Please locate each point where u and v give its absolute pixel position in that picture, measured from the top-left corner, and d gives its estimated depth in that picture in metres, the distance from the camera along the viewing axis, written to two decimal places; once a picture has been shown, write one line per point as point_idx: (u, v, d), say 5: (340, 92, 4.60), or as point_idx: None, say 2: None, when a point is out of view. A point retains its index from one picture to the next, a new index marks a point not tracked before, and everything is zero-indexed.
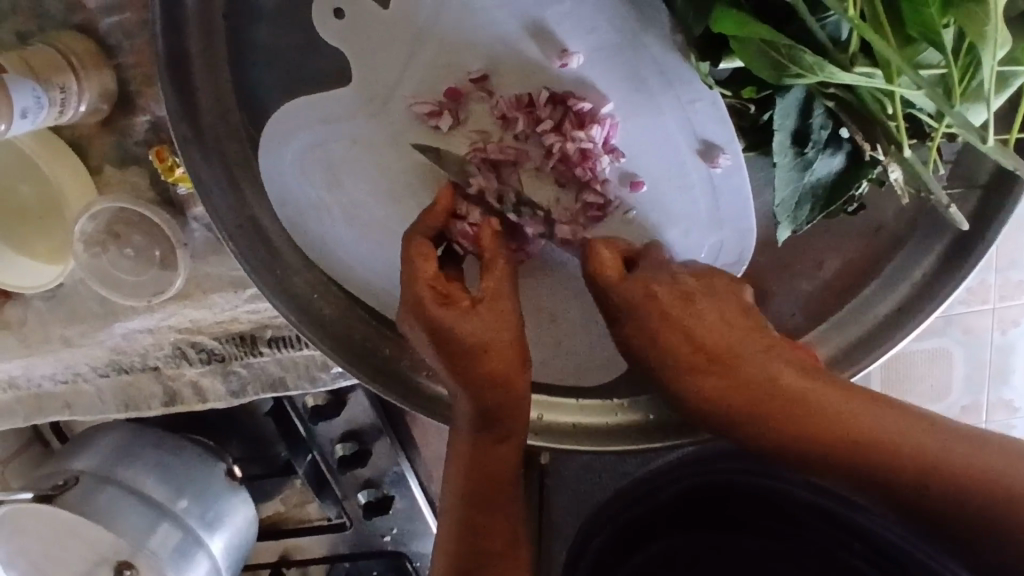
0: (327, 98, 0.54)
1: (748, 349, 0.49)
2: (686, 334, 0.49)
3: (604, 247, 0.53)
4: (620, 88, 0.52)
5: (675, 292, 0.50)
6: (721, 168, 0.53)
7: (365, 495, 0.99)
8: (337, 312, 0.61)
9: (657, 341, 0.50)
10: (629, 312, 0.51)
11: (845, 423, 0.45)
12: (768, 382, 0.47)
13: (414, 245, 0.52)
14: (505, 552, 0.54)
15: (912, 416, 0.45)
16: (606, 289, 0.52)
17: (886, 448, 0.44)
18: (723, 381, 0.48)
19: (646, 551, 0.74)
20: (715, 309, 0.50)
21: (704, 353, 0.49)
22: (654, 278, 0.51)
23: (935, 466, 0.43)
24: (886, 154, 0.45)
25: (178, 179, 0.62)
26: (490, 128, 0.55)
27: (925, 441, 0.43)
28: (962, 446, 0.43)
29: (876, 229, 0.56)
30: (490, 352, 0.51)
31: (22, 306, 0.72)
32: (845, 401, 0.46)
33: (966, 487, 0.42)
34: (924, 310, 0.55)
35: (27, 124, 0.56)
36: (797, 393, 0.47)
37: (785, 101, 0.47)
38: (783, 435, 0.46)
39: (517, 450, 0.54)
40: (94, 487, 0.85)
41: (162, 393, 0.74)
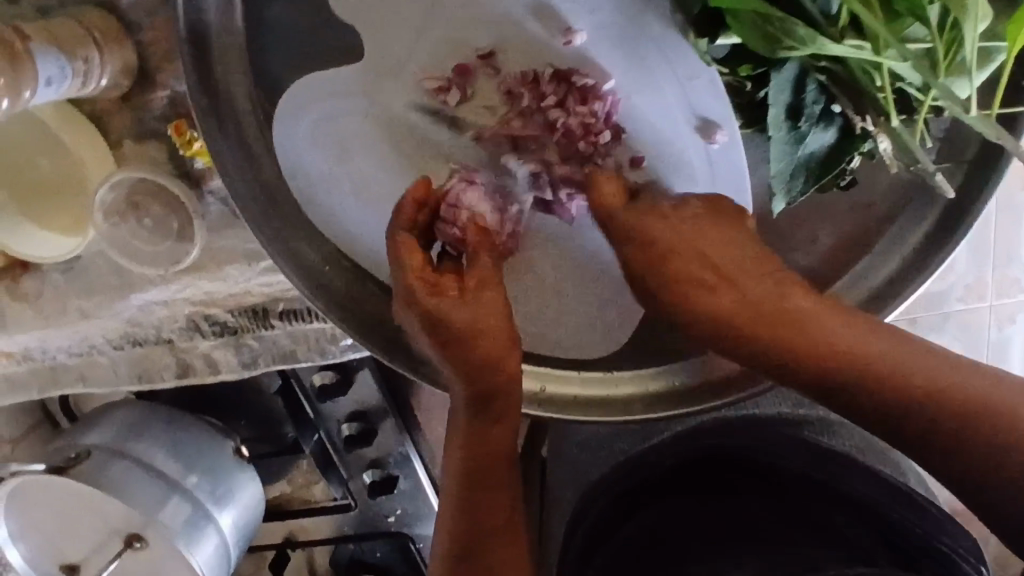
0: (340, 73, 0.57)
1: (760, 275, 0.52)
2: (692, 251, 0.53)
3: (608, 178, 0.55)
4: (621, 66, 0.55)
5: (687, 222, 0.54)
6: (719, 144, 0.55)
7: (371, 475, 1.01)
8: (346, 286, 0.63)
9: (667, 263, 0.53)
10: (640, 235, 0.53)
11: (848, 344, 0.48)
12: (776, 302, 0.51)
13: (404, 238, 0.54)
14: (504, 528, 0.57)
15: (911, 344, 0.48)
16: (611, 214, 0.54)
17: (884, 368, 0.47)
18: (732, 298, 0.52)
19: (635, 522, 0.72)
20: (728, 237, 0.53)
21: (715, 274, 0.52)
22: (664, 203, 0.55)
23: (928, 388, 0.45)
24: (875, 125, 0.47)
25: (196, 153, 0.65)
26: (497, 103, 0.57)
27: (917, 364, 0.46)
28: (960, 375, 0.46)
29: (868, 205, 0.58)
30: (484, 336, 0.54)
31: (39, 278, 0.74)
32: (849, 325, 0.49)
33: (958, 409, 0.45)
34: (913, 282, 0.57)
35: (51, 93, 0.59)
36: (799, 313, 0.50)
37: (780, 75, 0.48)
38: (785, 353, 0.50)
39: (513, 431, 0.57)
40: (105, 461, 0.86)
41: (175, 365, 0.78)
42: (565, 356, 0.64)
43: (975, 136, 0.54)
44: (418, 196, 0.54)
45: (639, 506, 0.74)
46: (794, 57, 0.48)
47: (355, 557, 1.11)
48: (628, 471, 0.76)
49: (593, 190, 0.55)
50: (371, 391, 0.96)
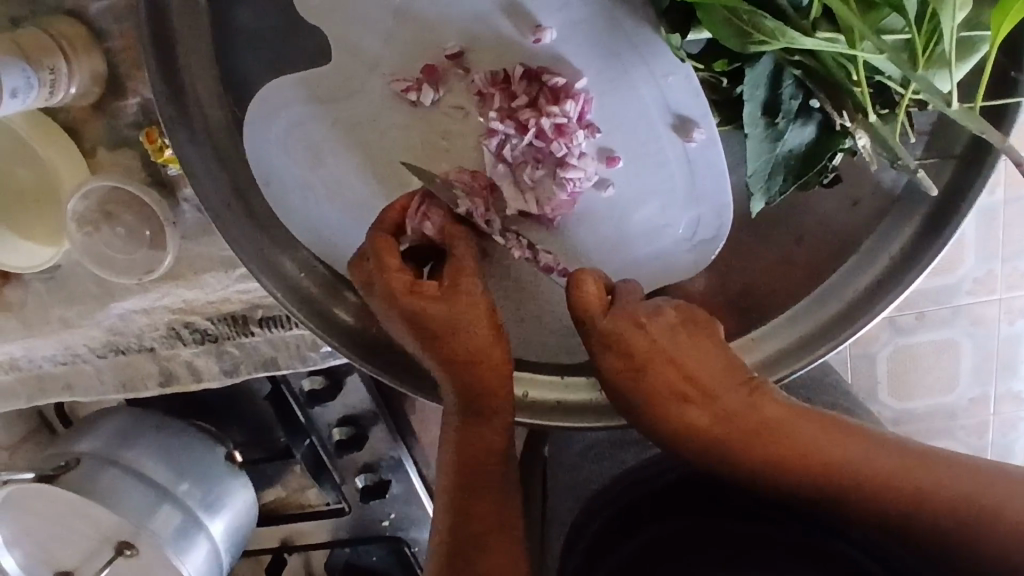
0: (307, 77, 0.56)
1: (731, 385, 0.51)
2: (670, 362, 0.51)
3: (591, 276, 0.52)
4: (593, 64, 0.53)
5: (660, 331, 0.52)
6: (696, 142, 0.54)
7: (363, 479, 1.00)
8: (328, 297, 0.63)
9: (645, 376, 0.51)
10: (622, 347, 0.51)
11: (827, 450, 0.48)
12: (753, 415, 0.49)
13: (379, 238, 0.54)
14: (494, 528, 0.55)
15: (882, 441, 0.48)
16: (591, 322, 0.52)
17: (869, 473, 0.47)
18: (710, 415, 0.50)
19: (638, 538, 0.71)
20: (700, 347, 0.52)
21: (691, 386, 0.51)
22: (639, 308, 0.52)
23: (914, 490, 0.46)
24: (853, 121, 0.45)
25: (167, 160, 0.65)
26: (468, 103, 0.56)
27: (917, 475, 0.46)
28: (939, 473, 0.46)
29: (855, 203, 0.56)
30: (464, 329, 0.54)
31: (21, 288, 0.74)
32: (824, 432, 0.49)
33: (945, 511, 0.45)
34: (901, 283, 0.55)
35: (17, 104, 0.58)
36: (775, 422, 0.49)
37: (755, 70, 0.47)
38: (770, 467, 0.49)
39: (503, 427, 0.55)
40: (95, 468, 0.86)
41: (158, 372, 0.77)
42: (547, 359, 0.63)
43: (962, 129, 0.52)
44: (405, 207, 0.56)
45: (642, 519, 0.73)
46: (768, 52, 0.46)
47: (350, 562, 1.10)
48: (632, 480, 0.76)
49: (574, 291, 0.52)
50: (362, 396, 0.95)
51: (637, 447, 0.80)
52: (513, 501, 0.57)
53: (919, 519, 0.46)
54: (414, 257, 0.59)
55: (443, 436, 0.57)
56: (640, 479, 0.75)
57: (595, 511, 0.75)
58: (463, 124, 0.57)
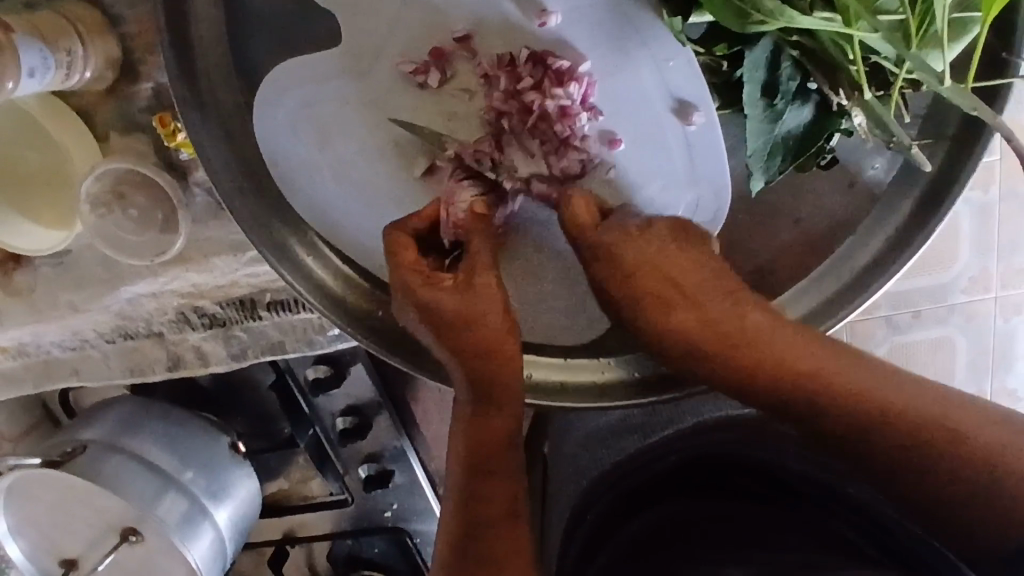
0: (317, 60, 0.57)
1: (719, 296, 0.55)
2: (661, 272, 0.56)
3: (579, 197, 0.56)
4: (596, 47, 0.54)
5: (652, 243, 0.56)
6: (696, 125, 0.55)
7: (366, 469, 1.01)
8: (346, 289, 0.64)
9: (634, 284, 0.56)
10: (610, 255, 0.56)
11: (800, 360, 0.53)
12: (736, 324, 0.55)
13: (396, 238, 0.57)
14: (502, 516, 0.55)
15: (856, 358, 0.53)
16: (582, 237, 0.56)
17: (840, 385, 0.51)
18: (696, 318, 0.55)
19: (638, 522, 0.73)
20: (691, 258, 0.56)
21: (677, 294, 0.56)
22: (629, 223, 0.57)
23: (877, 402, 0.51)
24: (850, 99, 0.47)
25: (180, 144, 0.67)
26: (475, 86, 0.57)
27: (883, 392, 0.51)
28: (905, 395, 0.51)
29: (851, 184, 0.58)
30: (479, 321, 0.56)
31: (31, 273, 0.75)
32: (803, 343, 0.54)
33: (902, 427, 0.50)
34: (897, 262, 0.57)
35: (34, 83, 0.61)
36: (757, 331, 0.54)
37: (754, 52, 0.48)
38: (746, 369, 0.54)
39: (512, 418, 0.57)
40: (100, 455, 0.87)
41: (166, 358, 0.79)
42: (549, 341, 0.64)
43: (956, 110, 0.54)
44: (432, 214, 0.59)
45: (643, 505, 0.74)
46: (767, 34, 0.48)
47: (353, 552, 1.11)
48: (629, 469, 0.77)
49: (565, 210, 0.56)
50: (366, 385, 0.96)
51: (636, 435, 0.79)
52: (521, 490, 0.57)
53: (879, 430, 0.50)
54: (437, 249, 0.61)
55: (455, 424, 0.58)
56: (639, 465, 0.77)
57: (595, 497, 0.77)
58: (469, 106, 0.58)
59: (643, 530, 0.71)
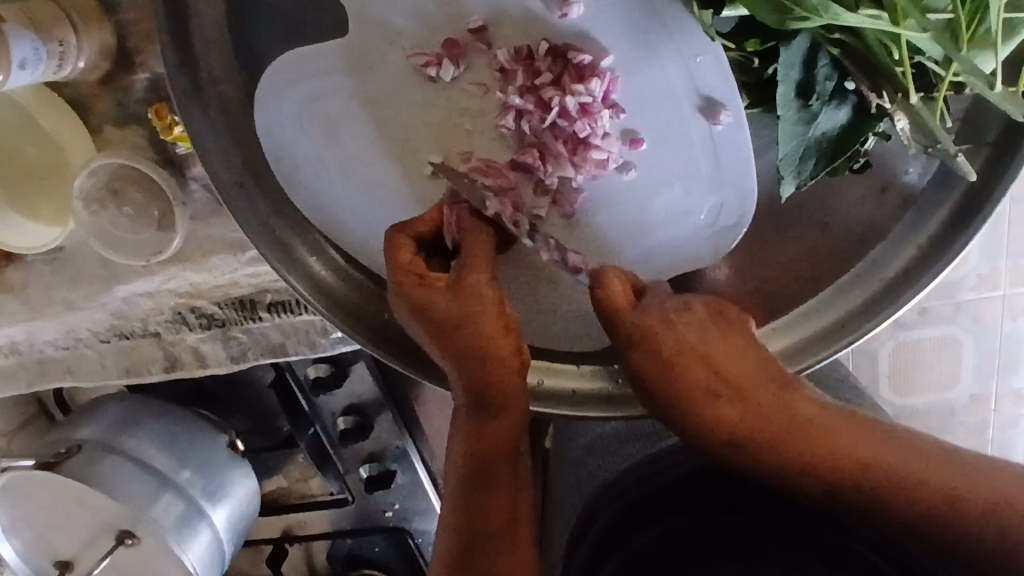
0: (321, 51, 0.54)
1: (763, 381, 0.49)
2: (700, 357, 0.50)
3: (614, 275, 0.52)
4: (620, 42, 0.51)
5: (692, 328, 0.51)
6: (722, 125, 0.52)
7: (367, 469, 0.99)
8: (344, 286, 0.61)
9: (675, 372, 0.50)
10: (649, 341, 0.50)
11: (857, 455, 0.46)
12: (787, 412, 0.48)
13: (397, 239, 0.54)
14: (506, 527, 0.53)
15: (909, 439, 0.47)
16: (618, 321, 0.52)
17: (909, 476, 0.45)
18: (739, 409, 0.48)
19: (647, 534, 0.70)
20: (729, 342, 0.51)
21: (720, 382, 0.49)
22: (667, 304, 0.52)
23: (958, 500, 0.44)
24: (893, 102, 0.45)
25: (177, 137, 0.64)
26: (490, 80, 0.54)
27: (949, 481, 0.45)
28: (975, 477, 0.45)
29: (882, 189, 0.55)
30: (475, 324, 0.52)
31: (24, 270, 0.73)
32: (861, 432, 0.47)
33: (978, 515, 0.44)
34: (931, 272, 0.54)
35: (25, 76, 0.58)
36: (806, 420, 0.48)
37: (789, 50, 0.45)
38: (809, 467, 0.47)
39: (511, 426, 0.53)
40: (96, 455, 0.84)
41: (162, 358, 0.76)
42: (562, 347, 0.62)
43: (998, 113, 0.51)
44: (437, 217, 0.55)
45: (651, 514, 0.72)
46: (805, 29, 0.45)
47: (353, 552, 1.09)
48: (633, 479, 0.73)
49: (598, 287, 0.52)
50: (368, 385, 0.93)
51: (644, 441, 0.75)
52: (523, 497, 0.55)
53: (956, 520, 0.44)
54: (441, 258, 0.57)
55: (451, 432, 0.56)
56: (645, 476, 0.73)
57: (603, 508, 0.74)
58: (483, 101, 0.55)
59: (652, 541, 0.69)
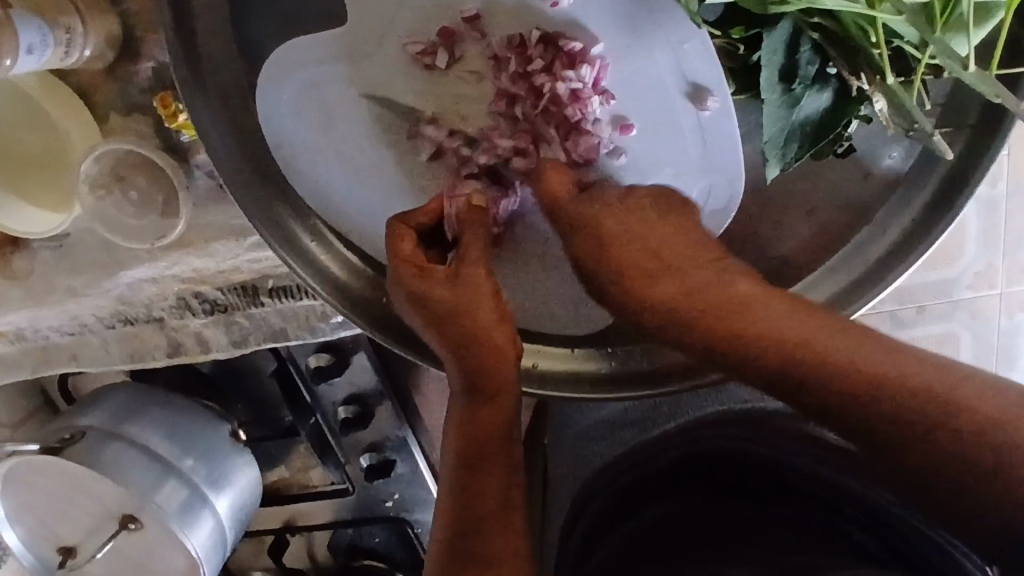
0: (321, 40, 0.56)
1: (700, 264, 0.51)
2: (638, 242, 0.52)
3: (556, 171, 0.55)
4: (610, 29, 0.53)
5: (631, 212, 0.53)
6: (711, 110, 0.54)
7: (367, 458, 1.00)
8: (348, 277, 0.63)
9: (610, 254, 0.52)
10: (586, 226, 0.53)
11: (783, 333, 0.47)
12: (719, 287, 0.50)
13: (399, 228, 0.56)
14: (496, 511, 0.52)
15: (841, 323, 0.47)
16: (560, 209, 0.54)
17: (822, 351, 0.45)
18: (670, 287, 0.51)
19: (643, 517, 0.72)
20: (674, 227, 0.53)
21: (656, 261, 0.51)
22: (611, 195, 0.54)
23: (869, 377, 0.44)
24: (871, 84, 0.46)
25: (181, 125, 0.66)
26: (484, 68, 0.56)
27: (865, 359, 0.44)
28: (891, 358, 0.44)
29: (866, 174, 0.57)
30: (471, 313, 0.54)
31: (29, 257, 0.75)
32: (795, 312, 0.48)
33: (884, 392, 0.43)
34: (914, 254, 0.55)
35: (32, 61, 0.60)
36: (737, 299, 0.49)
37: (773, 35, 0.47)
38: (732, 341, 0.48)
39: (505, 413, 0.54)
40: (100, 442, 0.86)
41: (166, 344, 0.78)
42: (556, 332, 0.64)
43: (977, 99, 0.53)
44: (436, 208, 0.57)
45: (643, 501, 0.74)
46: (787, 15, 0.46)
47: (355, 543, 1.11)
48: (630, 462, 0.75)
49: (542, 181, 0.55)
50: (368, 374, 0.95)
51: (636, 429, 0.78)
52: (517, 485, 0.55)
53: (869, 400, 0.43)
54: (440, 247, 0.59)
55: (446, 423, 0.57)
56: (638, 461, 0.75)
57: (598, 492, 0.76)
58: (477, 88, 0.57)
59: (644, 524, 0.70)
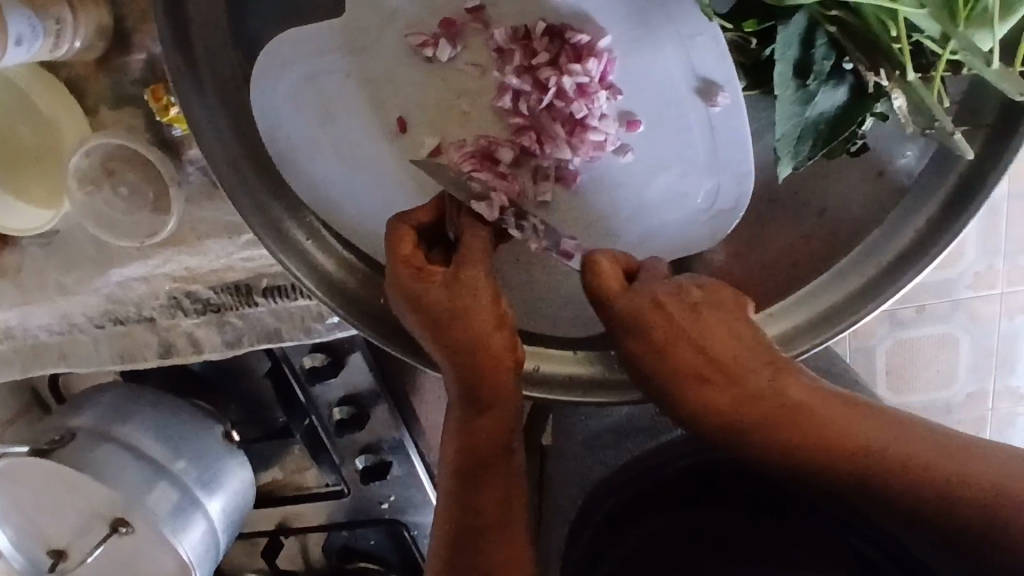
0: (317, 30, 0.54)
1: (755, 364, 0.49)
2: (694, 343, 0.49)
3: (605, 257, 0.53)
4: (618, 22, 0.51)
5: (686, 306, 0.51)
6: (720, 106, 0.52)
7: (363, 460, 0.99)
8: (343, 273, 0.61)
9: (671, 356, 0.49)
10: (639, 323, 0.50)
11: (852, 439, 0.45)
12: (778, 396, 0.47)
13: (399, 228, 0.54)
14: (497, 525, 0.52)
15: (906, 423, 0.46)
16: (608, 302, 0.52)
17: (897, 460, 0.44)
18: (731, 394, 0.48)
19: (642, 530, 0.69)
20: (723, 326, 0.50)
21: (714, 368, 0.49)
22: (659, 288, 0.52)
23: (951, 484, 0.42)
24: (890, 80, 0.44)
25: (173, 119, 0.64)
26: (487, 60, 0.54)
27: (944, 465, 0.43)
28: (974, 462, 0.43)
29: (879, 173, 0.55)
30: (467, 318, 0.52)
31: (19, 253, 0.73)
32: (859, 417, 0.46)
33: (973, 502, 0.42)
34: (929, 256, 0.54)
35: (21, 52, 0.58)
36: (799, 403, 0.47)
37: (786, 31, 0.45)
38: (802, 451, 0.46)
39: (503, 421, 0.53)
40: (89, 445, 0.84)
41: (157, 344, 0.76)
42: (555, 332, 0.63)
43: (994, 96, 0.51)
44: (438, 207, 0.56)
45: (645, 510, 0.71)
46: (803, 8, 0.45)
47: (348, 545, 1.09)
48: (640, 469, 0.72)
49: (588, 271, 0.52)
50: (364, 375, 0.93)
51: (644, 435, 0.76)
52: (519, 489, 0.54)
53: (948, 516, 0.42)
54: (442, 248, 0.57)
55: (445, 429, 0.55)
56: (646, 471, 0.72)
57: (604, 496, 0.73)
58: (479, 82, 0.55)
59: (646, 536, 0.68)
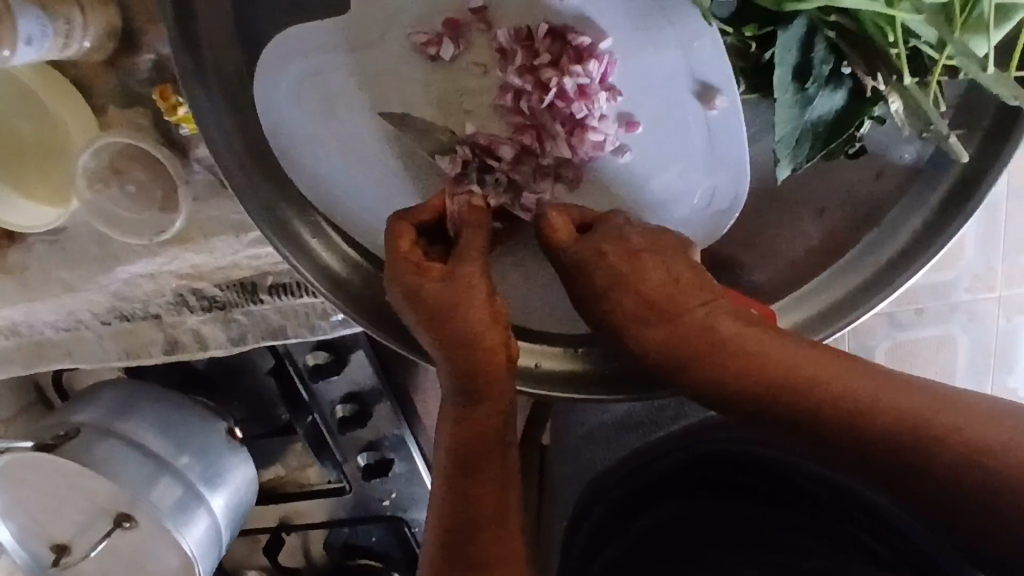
0: (323, 30, 0.55)
1: (694, 303, 0.49)
2: (633, 286, 0.50)
3: (556, 212, 0.54)
4: (620, 24, 0.52)
5: (630, 251, 0.51)
6: (719, 109, 0.53)
7: (365, 457, 0.99)
8: (346, 270, 0.62)
9: (615, 297, 0.50)
10: (582, 270, 0.52)
11: (785, 370, 0.45)
12: (713, 330, 0.48)
13: (398, 227, 0.55)
14: (496, 516, 0.52)
15: (839, 355, 0.46)
16: (560, 252, 0.53)
17: (827, 390, 0.44)
18: (668, 331, 0.49)
19: (644, 519, 0.70)
20: (665, 267, 0.50)
21: (651, 307, 0.49)
22: (606, 236, 0.52)
23: (881, 411, 0.43)
24: (887, 85, 0.45)
25: (181, 119, 0.65)
26: (491, 61, 0.55)
27: (872, 394, 0.43)
28: (901, 390, 0.43)
29: (878, 173, 0.56)
30: (463, 314, 0.52)
31: (25, 251, 0.74)
32: (793, 350, 0.46)
33: (897, 427, 0.42)
34: (926, 255, 0.55)
35: (31, 52, 0.59)
36: (732, 337, 0.47)
37: (787, 33, 0.46)
38: (736, 380, 0.47)
39: (498, 414, 0.53)
40: (94, 439, 0.85)
41: (163, 340, 0.77)
42: (557, 330, 0.63)
43: (992, 99, 0.52)
44: (439, 205, 0.56)
45: (650, 501, 0.72)
46: (803, 13, 0.45)
47: (349, 541, 1.10)
48: (637, 465, 0.75)
49: (543, 225, 0.54)
50: (367, 373, 0.94)
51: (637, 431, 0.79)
52: (514, 482, 0.54)
53: (869, 441, 0.43)
54: (442, 244, 0.58)
55: (438, 418, 0.56)
56: (645, 463, 0.74)
57: (604, 492, 0.76)
58: (483, 82, 0.56)
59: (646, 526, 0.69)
